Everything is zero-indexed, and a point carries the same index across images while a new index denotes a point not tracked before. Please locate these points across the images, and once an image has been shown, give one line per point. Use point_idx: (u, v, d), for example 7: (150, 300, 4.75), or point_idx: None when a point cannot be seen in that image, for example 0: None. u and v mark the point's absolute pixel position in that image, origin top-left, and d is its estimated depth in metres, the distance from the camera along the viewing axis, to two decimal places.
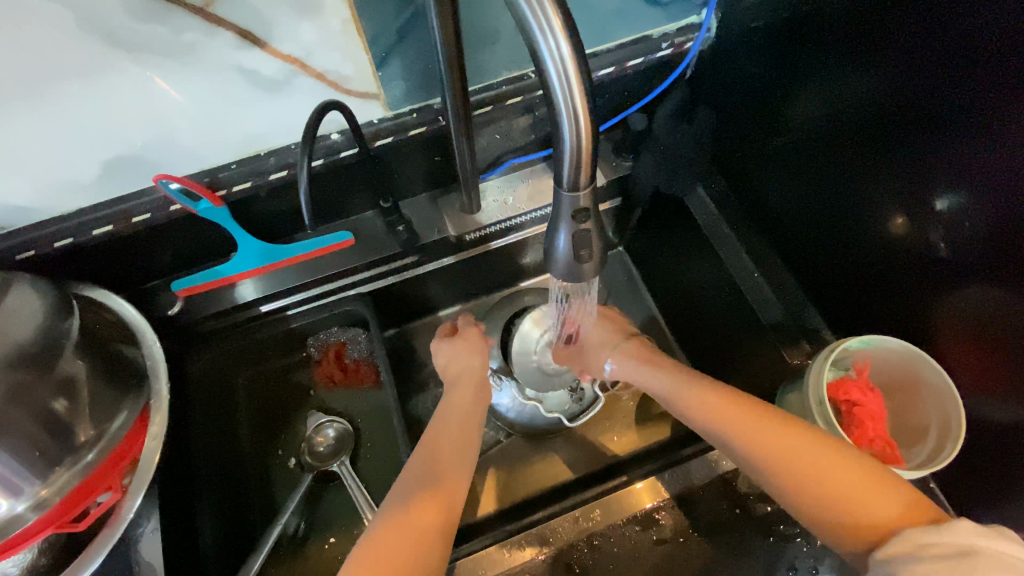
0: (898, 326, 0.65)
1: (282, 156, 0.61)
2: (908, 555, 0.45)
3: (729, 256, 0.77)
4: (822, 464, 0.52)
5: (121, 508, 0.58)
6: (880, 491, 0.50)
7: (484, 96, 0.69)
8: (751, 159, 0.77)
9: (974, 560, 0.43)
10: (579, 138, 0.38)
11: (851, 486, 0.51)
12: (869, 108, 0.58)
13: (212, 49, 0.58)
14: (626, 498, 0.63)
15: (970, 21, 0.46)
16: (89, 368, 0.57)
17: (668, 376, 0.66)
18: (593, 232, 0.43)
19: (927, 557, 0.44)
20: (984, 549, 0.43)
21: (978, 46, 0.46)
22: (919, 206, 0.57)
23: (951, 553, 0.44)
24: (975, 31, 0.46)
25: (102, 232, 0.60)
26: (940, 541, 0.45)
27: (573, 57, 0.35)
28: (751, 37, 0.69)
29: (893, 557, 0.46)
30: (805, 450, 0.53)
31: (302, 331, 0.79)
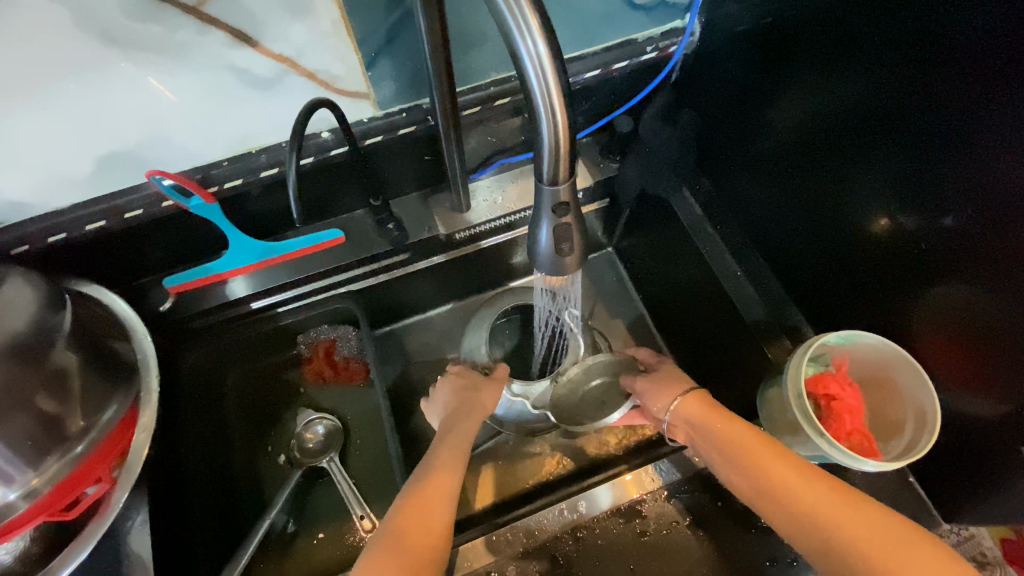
0: (876, 323, 0.67)
1: (274, 154, 0.65)
2: None
3: (714, 255, 0.79)
4: (877, 532, 0.46)
5: (109, 500, 0.58)
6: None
7: (472, 98, 0.71)
8: (734, 161, 0.79)
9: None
10: (556, 136, 0.39)
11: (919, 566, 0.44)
12: (845, 109, 0.60)
13: (204, 47, 0.55)
14: (610, 492, 0.65)
15: (937, 25, 0.48)
16: (81, 362, 0.58)
17: (694, 405, 0.64)
18: (575, 225, 0.44)
19: None
20: None
21: (947, 48, 0.48)
22: (895, 204, 0.59)
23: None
24: (942, 35, 0.48)
25: (94, 227, 0.62)
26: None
27: (551, 57, 0.36)
28: (733, 42, 0.71)
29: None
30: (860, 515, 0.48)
31: (292, 328, 0.79)
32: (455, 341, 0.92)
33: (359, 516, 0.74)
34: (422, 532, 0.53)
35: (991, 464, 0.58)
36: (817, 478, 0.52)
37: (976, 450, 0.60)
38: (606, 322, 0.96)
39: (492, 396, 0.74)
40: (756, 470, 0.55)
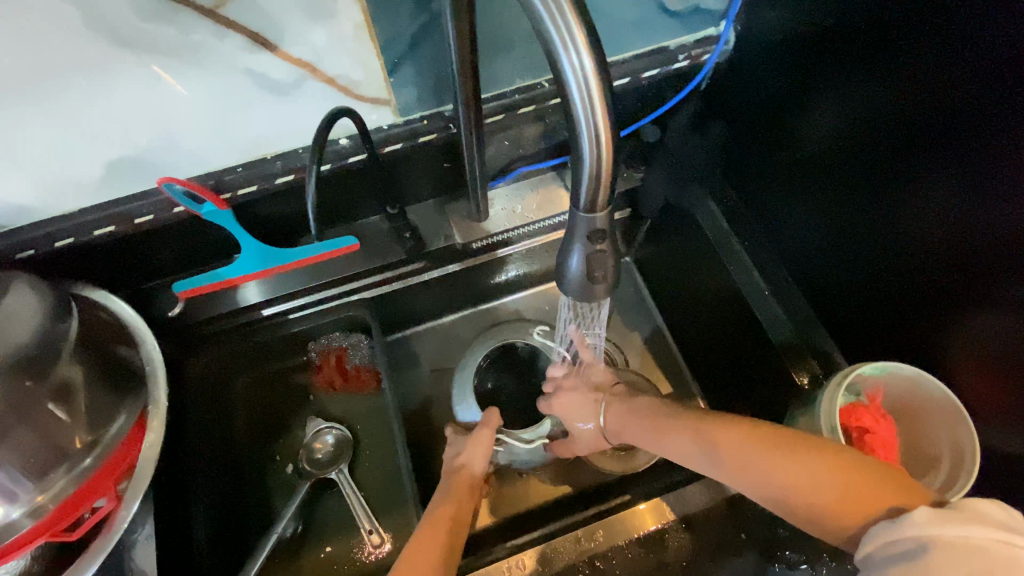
0: (910, 351, 0.64)
1: (290, 160, 0.62)
2: (885, 554, 0.42)
3: (737, 270, 0.75)
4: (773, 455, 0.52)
5: (116, 518, 0.56)
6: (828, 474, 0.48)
7: (495, 106, 0.68)
8: (764, 173, 0.75)
9: (931, 553, 0.40)
10: (599, 161, 0.36)
11: (814, 478, 0.49)
12: (886, 117, 0.56)
13: (220, 51, 0.53)
14: (628, 521, 0.62)
15: (995, 45, 0.45)
16: (86, 375, 0.56)
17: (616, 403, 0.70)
18: (609, 253, 0.42)
19: (893, 557, 0.41)
20: (938, 536, 0.40)
21: (1004, 69, 0.45)
22: (936, 216, 0.55)
23: (912, 548, 0.41)
24: (1002, 50, 0.44)
25: (102, 232, 0.60)
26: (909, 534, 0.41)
27: (597, 76, 0.34)
28: (768, 52, 0.68)
29: (870, 554, 0.43)
30: (748, 445, 0.53)
31: (303, 335, 0.77)
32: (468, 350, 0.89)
33: (368, 531, 0.72)
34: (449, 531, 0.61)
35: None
36: (701, 423, 0.58)
37: (1010, 490, 0.57)
38: (624, 334, 0.93)
39: (483, 446, 0.72)
40: (678, 432, 0.60)
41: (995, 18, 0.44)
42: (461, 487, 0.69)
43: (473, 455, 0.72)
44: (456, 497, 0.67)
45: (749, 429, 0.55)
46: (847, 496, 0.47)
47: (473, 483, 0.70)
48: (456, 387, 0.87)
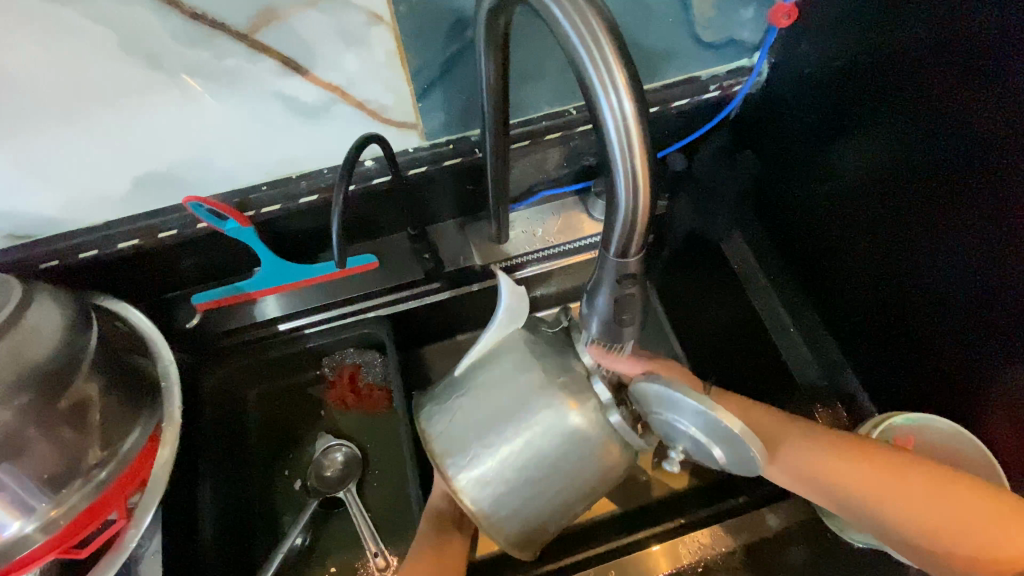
0: (942, 401, 0.61)
1: (314, 180, 0.63)
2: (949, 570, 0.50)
3: (764, 306, 0.76)
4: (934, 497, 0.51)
5: (125, 535, 0.56)
6: (1011, 521, 0.49)
7: (523, 132, 0.68)
8: (794, 207, 0.74)
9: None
10: (635, 206, 0.35)
11: (993, 530, 0.49)
12: (928, 157, 0.54)
13: (255, 76, 0.52)
14: (641, 563, 0.61)
15: None
16: (103, 389, 0.56)
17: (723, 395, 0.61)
18: (638, 297, 0.40)
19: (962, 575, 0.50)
20: None
21: None
22: (986, 262, 0.52)
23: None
24: None
25: (127, 245, 0.61)
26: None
27: (637, 120, 0.32)
28: (802, 84, 0.67)
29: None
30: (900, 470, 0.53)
31: (318, 350, 0.76)
32: None
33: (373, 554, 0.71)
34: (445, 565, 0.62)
35: None
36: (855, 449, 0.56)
37: None
38: None
39: None
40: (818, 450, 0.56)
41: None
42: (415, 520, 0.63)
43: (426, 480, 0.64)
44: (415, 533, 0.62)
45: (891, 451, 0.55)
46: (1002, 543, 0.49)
47: (436, 516, 0.65)
48: None
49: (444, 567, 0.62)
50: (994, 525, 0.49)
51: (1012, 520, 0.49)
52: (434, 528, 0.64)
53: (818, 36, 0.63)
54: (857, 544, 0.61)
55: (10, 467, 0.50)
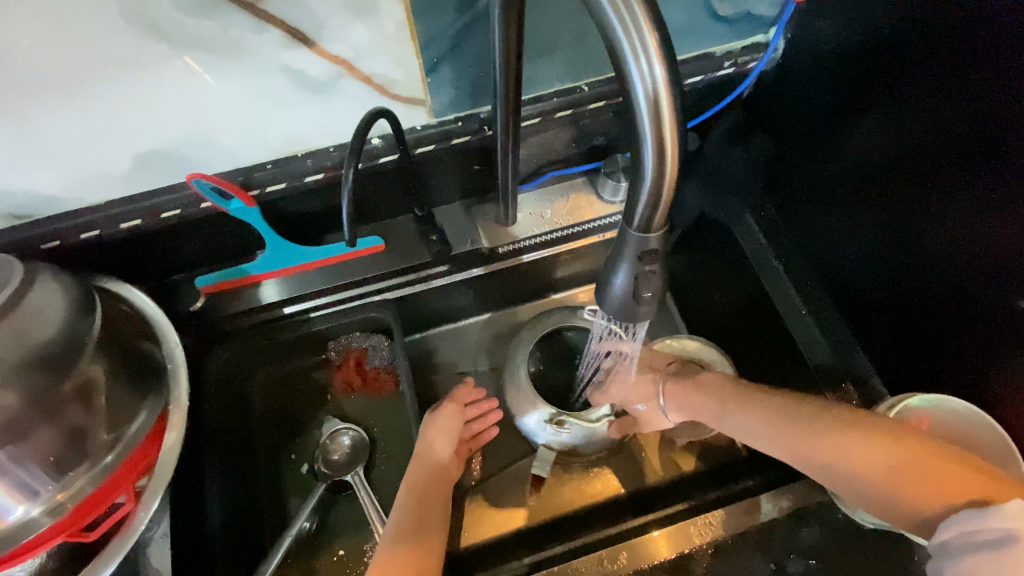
0: (956, 384, 0.61)
1: (320, 159, 0.61)
2: (964, 541, 0.40)
3: (776, 288, 0.74)
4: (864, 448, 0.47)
5: (134, 518, 0.55)
6: (940, 462, 0.44)
7: (534, 108, 0.66)
8: (804, 188, 0.73)
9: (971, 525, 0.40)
10: (661, 179, 0.33)
11: (921, 473, 0.44)
12: (944, 140, 0.53)
13: (261, 48, 0.50)
14: (655, 543, 0.61)
15: None
16: (107, 373, 0.55)
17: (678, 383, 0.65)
18: (659, 273, 0.39)
19: (978, 544, 0.40)
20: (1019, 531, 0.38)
21: None
22: (1000, 246, 0.51)
23: (999, 538, 0.39)
24: None
25: (129, 225, 0.59)
26: (988, 526, 0.40)
27: (668, 85, 0.31)
28: (820, 60, 0.65)
29: (945, 541, 0.42)
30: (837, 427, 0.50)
31: (325, 333, 0.75)
32: (488, 355, 0.87)
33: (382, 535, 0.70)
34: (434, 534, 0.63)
35: None
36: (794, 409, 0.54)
37: None
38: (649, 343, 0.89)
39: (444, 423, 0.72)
40: (763, 417, 0.55)
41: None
42: (432, 493, 0.67)
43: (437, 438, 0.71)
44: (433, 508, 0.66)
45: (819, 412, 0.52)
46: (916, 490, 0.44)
47: (433, 464, 0.69)
48: None
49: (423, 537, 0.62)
50: (908, 463, 0.45)
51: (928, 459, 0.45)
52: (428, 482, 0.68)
53: (838, 9, 0.61)
54: (868, 524, 0.60)
55: (17, 449, 0.49)
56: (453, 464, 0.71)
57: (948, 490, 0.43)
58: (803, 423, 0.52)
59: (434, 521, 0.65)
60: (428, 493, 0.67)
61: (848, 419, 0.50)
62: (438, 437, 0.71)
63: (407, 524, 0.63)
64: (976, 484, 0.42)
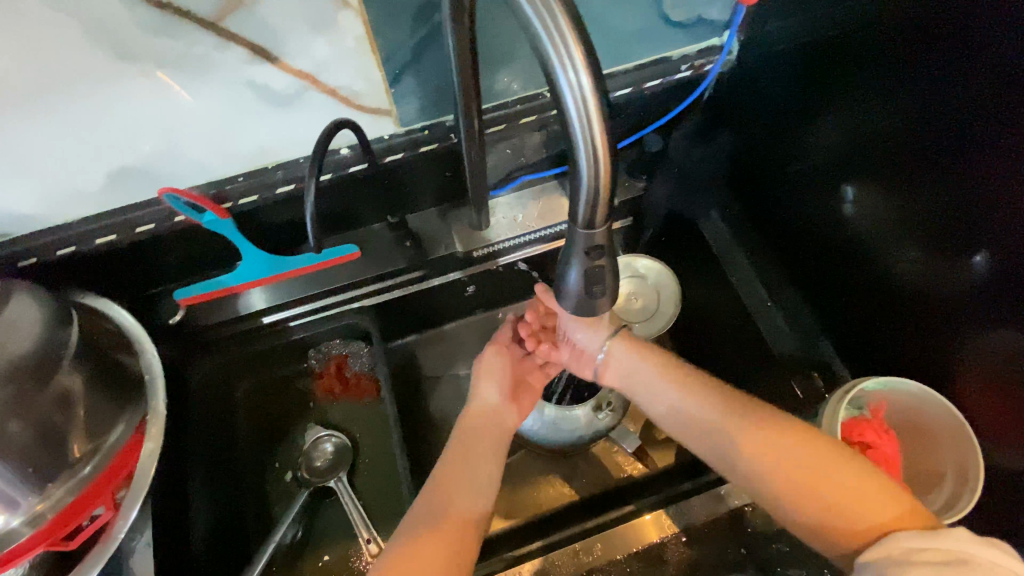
0: (915, 367, 0.63)
1: (291, 171, 0.62)
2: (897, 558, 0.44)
3: (742, 284, 0.76)
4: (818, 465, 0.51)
5: (113, 527, 0.56)
6: (879, 490, 0.49)
7: (498, 115, 0.68)
8: (766, 184, 0.75)
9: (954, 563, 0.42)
10: (597, 179, 0.35)
11: (862, 494, 0.49)
12: (894, 131, 0.55)
13: (223, 61, 0.53)
14: (629, 534, 0.62)
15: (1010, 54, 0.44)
16: (86, 384, 0.56)
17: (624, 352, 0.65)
18: (608, 267, 0.41)
19: (916, 561, 0.43)
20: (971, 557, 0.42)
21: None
22: (947, 229, 0.53)
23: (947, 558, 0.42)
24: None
25: (104, 241, 0.60)
26: (934, 547, 0.43)
27: (595, 92, 0.33)
28: (773, 61, 0.68)
29: (877, 560, 0.45)
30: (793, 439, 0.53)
31: (305, 342, 0.77)
32: (470, 358, 0.89)
33: (365, 540, 0.71)
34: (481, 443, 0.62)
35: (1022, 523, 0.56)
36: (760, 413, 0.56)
37: (1016, 511, 0.57)
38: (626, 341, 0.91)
39: (490, 372, 0.68)
40: (720, 417, 0.57)
41: (999, 36, 0.44)
42: (475, 470, 0.59)
43: (483, 382, 0.68)
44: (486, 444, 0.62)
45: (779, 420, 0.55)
46: (856, 509, 0.48)
47: (487, 411, 0.65)
48: (457, 396, 0.86)
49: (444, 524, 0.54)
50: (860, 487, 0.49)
51: (879, 490, 0.49)
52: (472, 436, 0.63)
53: (785, 12, 0.64)
54: None
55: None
56: (507, 408, 0.66)
57: (883, 513, 0.47)
58: (764, 435, 0.54)
59: (481, 490, 0.58)
60: (483, 437, 0.63)
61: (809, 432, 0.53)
62: (484, 387, 0.67)
63: (453, 469, 0.59)
64: (908, 515, 0.47)
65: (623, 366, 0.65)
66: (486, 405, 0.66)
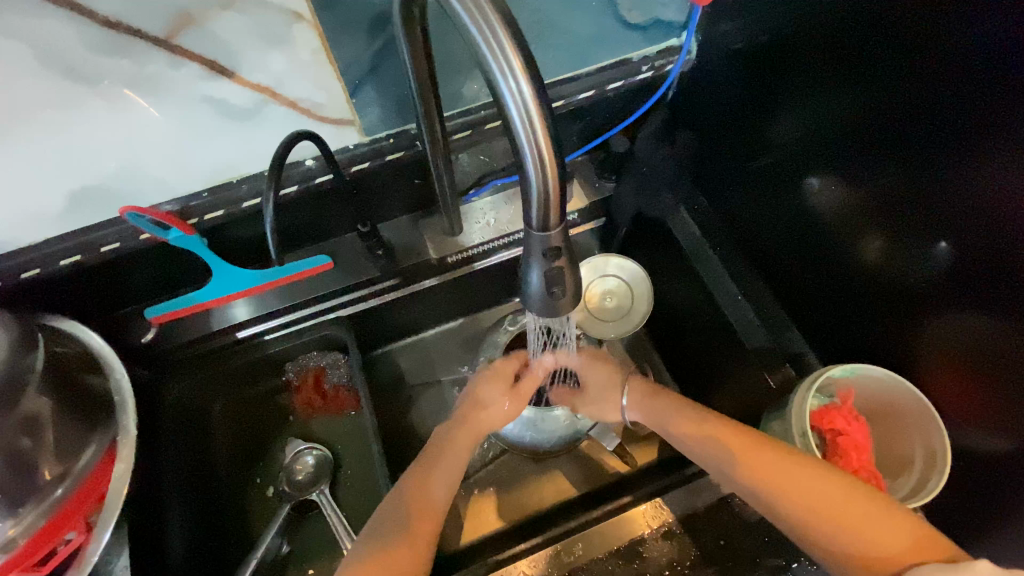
0: (883, 353, 0.64)
1: (254, 184, 0.58)
2: None
3: (711, 279, 0.76)
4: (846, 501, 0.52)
5: (85, 553, 0.55)
6: (899, 521, 0.50)
7: (461, 122, 0.68)
8: (732, 181, 0.76)
9: None
10: (545, 183, 0.36)
11: (883, 527, 0.50)
12: (851, 122, 0.57)
13: (176, 78, 0.61)
14: (608, 532, 0.63)
15: (955, 43, 0.45)
16: (53, 407, 0.56)
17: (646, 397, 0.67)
18: (567, 269, 0.41)
19: None
20: None
21: (973, 58, 0.44)
22: (908, 217, 0.55)
23: None
24: (967, 42, 0.44)
25: (69, 262, 0.55)
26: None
27: (535, 97, 0.33)
28: (731, 59, 0.69)
29: None
30: (818, 476, 0.54)
31: (281, 356, 0.77)
32: (450, 364, 0.89)
33: None
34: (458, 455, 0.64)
35: (995, 502, 0.57)
36: (769, 448, 0.57)
37: (986, 491, 0.58)
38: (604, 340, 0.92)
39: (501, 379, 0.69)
40: (743, 460, 0.57)
41: (944, 25, 0.45)
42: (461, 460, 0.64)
43: (489, 393, 0.68)
44: (463, 441, 0.65)
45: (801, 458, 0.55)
46: (880, 541, 0.50)
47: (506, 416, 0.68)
48: (439, 402, 0.87)
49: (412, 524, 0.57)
50: (883, 521, 0.50)
51: (897, 522, 0.50)
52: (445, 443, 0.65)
53: (738, 11, 0.65)
54: None
55: None
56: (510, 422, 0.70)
57: (900, 545, 0.49)
58: (791, 474, 0.54)
59: (452, 484, 0.62)
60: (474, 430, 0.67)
61: (823, 468, 0.54)
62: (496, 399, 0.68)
63: (431, 460, 0.63)
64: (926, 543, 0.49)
65: (646, 404, 0.67)
66: (500, 412, 0.68)
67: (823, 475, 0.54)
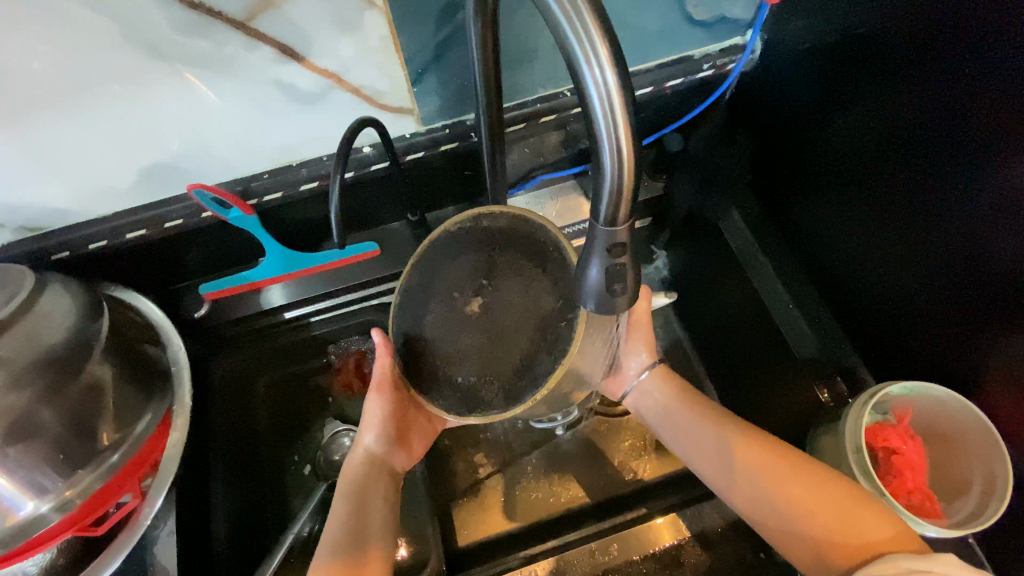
0: (945, 373, 0.61)
1: (314, 168, 0.66)
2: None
3: (764, 286, 0.74)
4: (816, 491, 0.51)
5: (139, 514, 0.59)
6: (869, 511, 0.48)
7: (518, 114, 0.70)
8: (790, 185, 0.74)
9: None
10: (620, 177, 0.35)
11: (846, 512, 0.49)
12: (917, 130, 0.54)
13: (250, 63, 0.54)
14: (644, 535, 0.63)
15: None
16: (115, 374, 0.58)
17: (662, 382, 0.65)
18: (629, 266, 0.39)
19: None
20: None
21: None
22: (983, 233, 0.52)
23: None
24: None
25: (135, 235, 0.64)
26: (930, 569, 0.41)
27: (620, 88, 0.33)
28: (797, 60, 0.67)
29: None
30: (798, 467, 0.53)
31: (324, 338, 0.79)
32: None
33: None
34: (375, 481, 0.58)
35: None
36: (763, 436, 0.56)
37: None
38: None
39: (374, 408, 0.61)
40: (720, 441, 0.57)
41: None
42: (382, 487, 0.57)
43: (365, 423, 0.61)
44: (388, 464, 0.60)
45: (782, 447, 0.55)
46: (848, 528, 0.48)
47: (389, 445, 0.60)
48: None
49: (366, 550, 0.52)
50: (850, 509, 0.49)
51: (866, 510, 0.48)
52: (376, 475, 0.58)
53: (809, 10, 0.63)
54: None
55: (26, 447, 0.51)
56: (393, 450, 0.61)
57: (870, 532, 0.47)
58: (766, 461, 0.54)
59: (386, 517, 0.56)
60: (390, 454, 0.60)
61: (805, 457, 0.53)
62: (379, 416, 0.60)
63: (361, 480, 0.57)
64: (897, 537, 0.46)
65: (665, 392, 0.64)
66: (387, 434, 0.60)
67: (802, 465, 0.53)
